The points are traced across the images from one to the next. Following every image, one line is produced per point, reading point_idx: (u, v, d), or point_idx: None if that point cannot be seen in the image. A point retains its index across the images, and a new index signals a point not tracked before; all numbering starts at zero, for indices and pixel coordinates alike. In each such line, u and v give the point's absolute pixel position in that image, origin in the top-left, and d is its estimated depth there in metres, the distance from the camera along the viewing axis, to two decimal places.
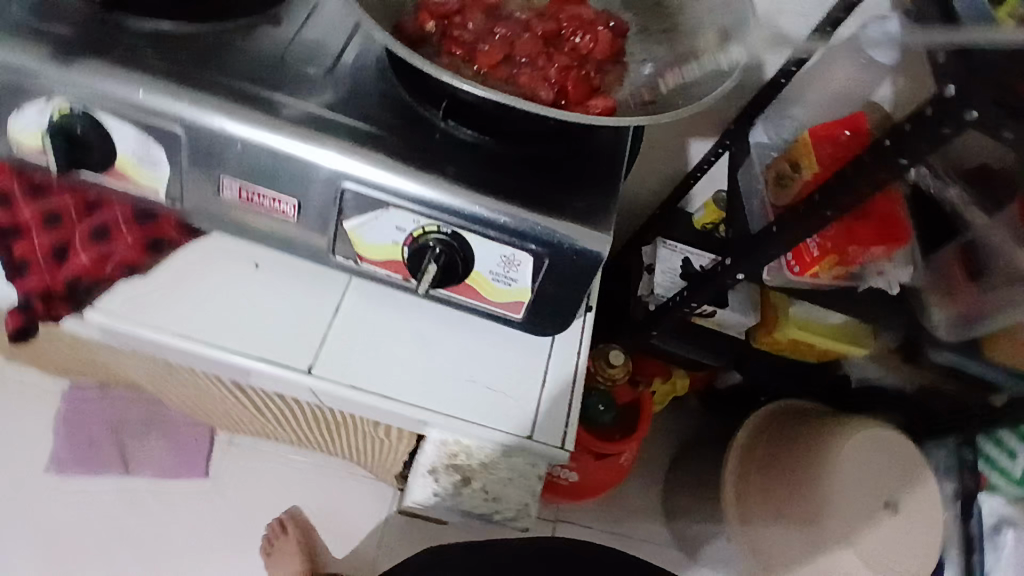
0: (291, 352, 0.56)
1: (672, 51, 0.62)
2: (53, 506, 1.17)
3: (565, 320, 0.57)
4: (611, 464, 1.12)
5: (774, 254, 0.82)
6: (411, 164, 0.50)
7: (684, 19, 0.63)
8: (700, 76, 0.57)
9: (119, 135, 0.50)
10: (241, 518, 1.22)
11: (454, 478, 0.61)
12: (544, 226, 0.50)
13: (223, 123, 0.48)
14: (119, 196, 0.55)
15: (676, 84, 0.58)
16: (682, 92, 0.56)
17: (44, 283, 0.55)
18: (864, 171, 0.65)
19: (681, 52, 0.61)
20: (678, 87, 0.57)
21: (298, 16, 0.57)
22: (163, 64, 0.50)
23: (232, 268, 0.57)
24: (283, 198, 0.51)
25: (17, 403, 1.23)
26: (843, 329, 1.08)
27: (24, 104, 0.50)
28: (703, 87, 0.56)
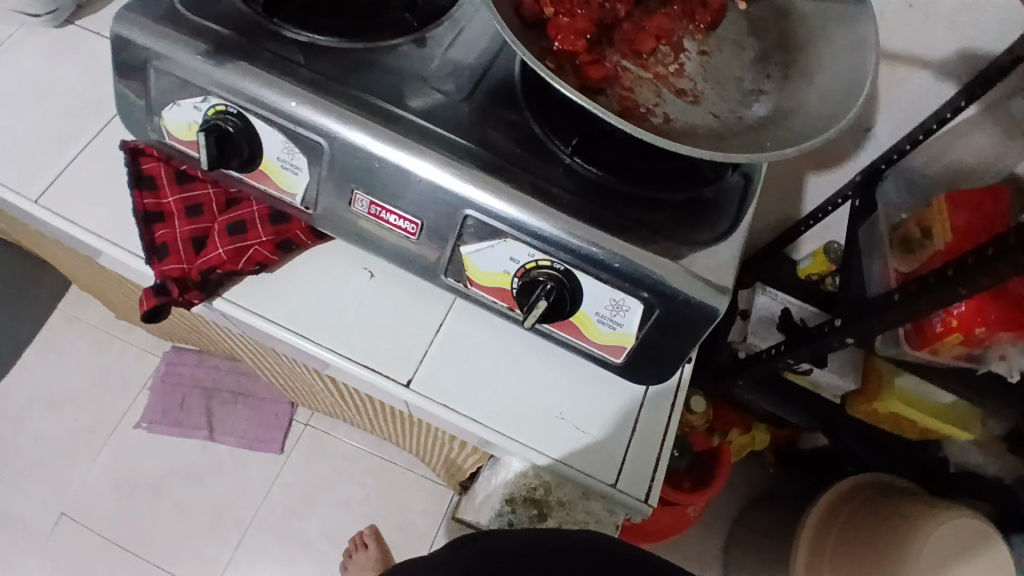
0: (392, 363, 0.57)
1: (784, 88, 0.55)
2: (144, 456, 1.27)
3: (665, 372, 0.55)
4: (676, 512, 1.09)
5: (886, 324, 0.76)
6: (533, 198, 0.50)
7: (810, 58, 0.56)
8: (801, 121, 0.50)
9: (267, 139, 0.53)
10: (304, 497, 1.28)
11: (529, 511, 0.63)
12: (660, 276, 0.49)
13: (360, 139, 0.50)
14: (258, 194, 0.59)
15: (775, 127, 0.51)
16: (775, 136, 0.50)
17: (179, 267, 0.58)
18: (1005, 256, 0.58)
19: (795, 91, 0.54)
20: (776, 128, 0.50)
21: (442, 38, 0.59)
22: (310, 76, 0.53)
23: (350, 276, 0.61)
24: (407, 217, 0.53)
25: (127, 356, 1.35)
26: (952, 410, 0.98)
27: (182, 99, 0.54)
28: (802, 135, 0.49)
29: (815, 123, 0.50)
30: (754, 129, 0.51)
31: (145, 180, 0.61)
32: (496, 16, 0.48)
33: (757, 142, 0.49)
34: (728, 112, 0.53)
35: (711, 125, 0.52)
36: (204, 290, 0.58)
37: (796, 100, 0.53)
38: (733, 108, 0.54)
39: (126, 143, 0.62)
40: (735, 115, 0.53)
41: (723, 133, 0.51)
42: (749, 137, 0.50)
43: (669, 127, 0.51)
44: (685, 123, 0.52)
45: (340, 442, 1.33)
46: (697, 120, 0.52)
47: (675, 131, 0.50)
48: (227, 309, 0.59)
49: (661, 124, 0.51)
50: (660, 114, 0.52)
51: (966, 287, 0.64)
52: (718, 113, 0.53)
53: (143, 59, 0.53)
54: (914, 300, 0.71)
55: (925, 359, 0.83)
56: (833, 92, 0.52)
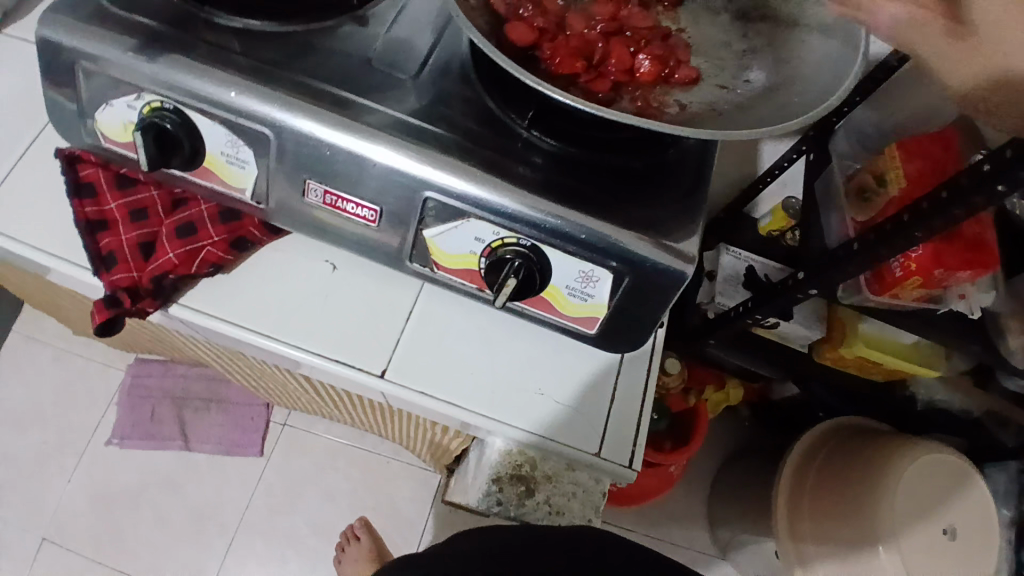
0: (363, 355, 0.56)
1: (772, 44, 0.56)
2: (118, 473, 1.23)
3: (640, 338, 0.55)
4: (660, 472, 1.12)
5: (849, 273, 0.78)
6: (493, 175, 0.49)
7: (789, 10, 0.57)
8: (811, 67, 0.52)
9: (210, 135, 0.51)
10: (290, 497, 1.26)
11: (517, 489, 0.61)
12: (627, 243, 0.48)
13: (310, 127, 0.48)
14: (206, 193, 0.56)
15: (784, 85, 0.52)
16: (797, 90, 0.51)
17: (129, 276, 0.56)
18: (961, 197, 0.61)
19: (784, 47, 0.55)
20: (792, 85, 0.51)
21: (385, 14, 0.56)
22: (250, 64, 0.50)
23: (313, 270, 0.59)
24: (366, 205, 0.51)
25: (89, 373, 1.29)
26: (915, 349, 1.02)
27: (114, 98, 0.51)
28: (825, 82, 0.50)
29: (823, 68, 0.51)
30: (761, 93, 0.52)
31: (83, 187, 0.58)
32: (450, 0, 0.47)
33: (785, 100, 0.50)
34: (732, 79, 0.54)
35: (724, 99, 0.52)
36: (158, 297, 0.56)
37: (789, 55, 0.54)
38: (734, 75, 0.55)
39: (61, 150, 0.58)
40: (741, 81, 0.54)
41: (742, 103, 0.51)
42: (770, 98, 0.51)
43: (688, 114, 0.50)
44: (701, 104, 0.52)
45: (323, 439, 1.31)
46: (709, 97, 0.52)
47: (694, 117, 0.50)
48: (184, 315, 0.57)
49: (680, 113, 0.50)
50: (675, 104, 0.51)
51: (924, 231, 0.66)
52: (723, 83, 0.54)
53: (68, 59, 0.50)
54: (873, 247, 0.73)
55: (887, 304, 0.85)
56: (829, 37, 0.53)
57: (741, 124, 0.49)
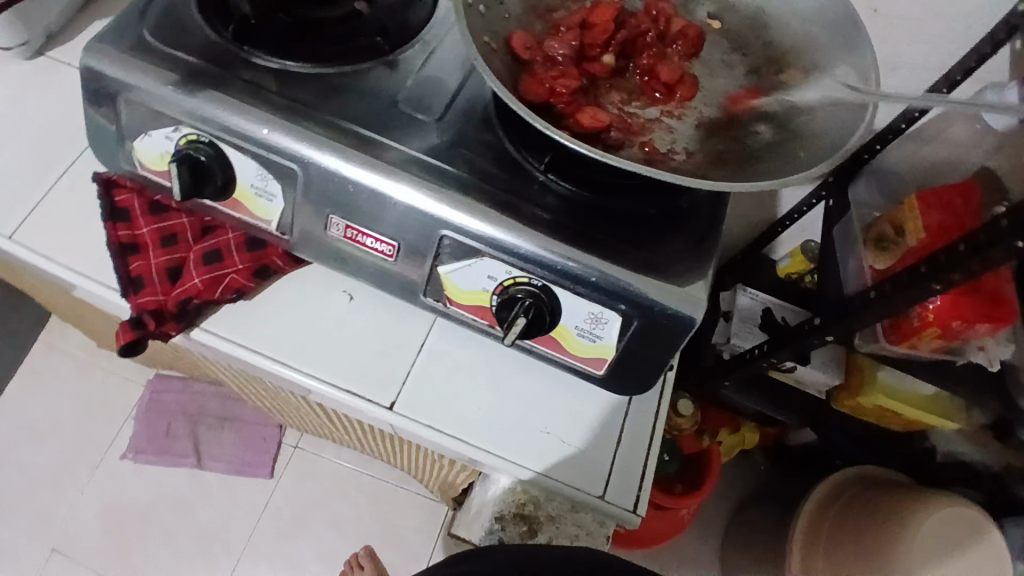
0: (375, 387, 0.57)
1: (783, 93, 0.57)
2: (130, 486, 1.25)
3: (648, 381, 0.55)
4: (669, 515, 1.09)
5: (866, 321, 0.78)
6: (509, 216, 0.50)
7: (799, 63, 0.59)
8: (821, 119, 0.53)
9: (240, 167, 0.53)
10: (297, 519, 1.26)
11: (519, 528, 0.61)
12: (636, 288, 0.49)
13: (335, 165, 0.51)
14: (233, 222, 0.58)
15: (791, 134, 0.53)
16: (805, 143, 0.51)
17: (156, 298, 0.58)
18: (978, 250, 0.61)
19: (795, 96, 0.56)
20: (800, 135, 0.52)
21: (414, 60, 0.59)
22: (281, 102, 0.53)
23: (330, 301, 0.60)
24: (384, 240, 0.53)
25: (110, 385, 1.32)
26: (935, 401, 0.99)
27: (153, 129, 0.54)
28: (833, 135, 0.51)
29: (832, 117, 0.52)
30: (769, 142, 0.53)
31: (118, 212, 0.60)
32: (472, 49, 0.49)
33: (790, 150, 0.51)
34: (739, 128, 0.56)
35: (730, 146, 0.54)
36: (182, 320, 0.58)
37: (799, 103, 0.55)
38: (743, 123, 0.56)
39: (99, 175, 0.61)
40: (748, 132, 0.55)
41: (750, 151, 0.53)
42: (778, 149, 0.52)
43: (694, 160, 0.52)
44: (707, 152, 0.53)
45: (332, 463, 1.32)
46: (716, 146, 0.54)
47: (699, 164, 0.52)
48: (205, 338, 0.59)
49: (686, 160, 0.52)
50: (681, 149, 0.54)
51: (940, 282, 0.66)
52: (731, 132, 0.55)
53: (114, 92, 0.53)
54: (889, 295, 0.72)
55: (905, 354, 0.84)
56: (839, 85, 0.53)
57: (745, 177, 0.50)
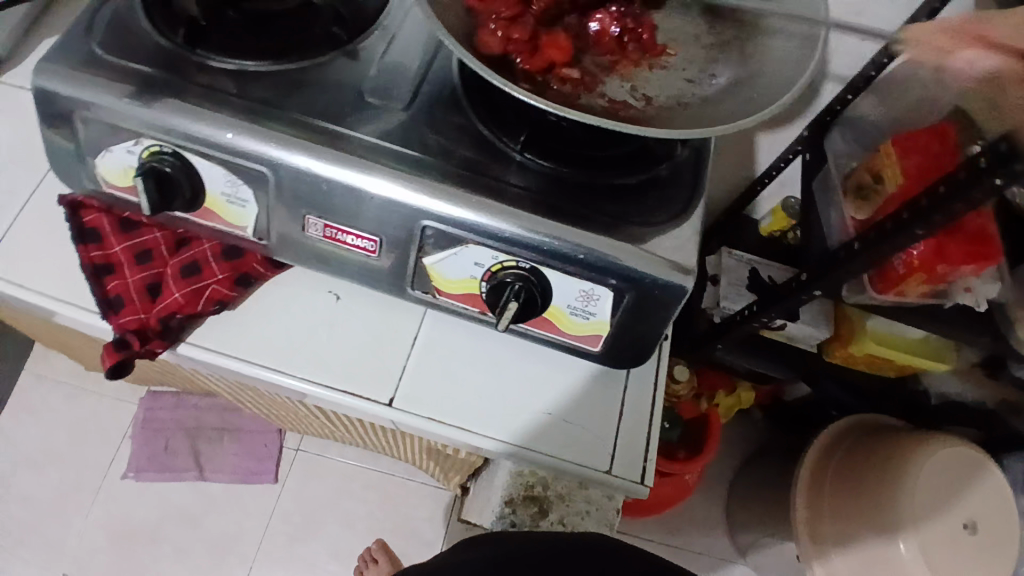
0: (371, 385, 0.56)
1: (741, 38, 0.58)
2: (134, 507, 1.24)
3: (644, 353, 0.55)
4: (676, 481, 1.09)
5: (853, 271, 0.79)
6: (491, 200, 0.49)
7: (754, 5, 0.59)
8: (773, 66, 0.55)
9: (209, 175, 0.52)
10: (308, 521, 1.27)
11: (530, 511, 0.59)
12: (626, 261, 0.49)
13: (306, 163, 0.49)
14: (209, 232, 0.57)
15: (748, 80, 0.55)
16: (758, 87, 0.54)
17: (137, 318, 0.56)
18: (959, 192, 0.62)
19: (753, 42, 0.57)
20: (754, 80, 0.54)
21: (375, 47, 0.57)
22: (243, 103, 0.51)
23: (316, 301, 0.58)
24: (366, 236, 0.52)
25: (101, 408, 1.30)
26: (922, 343, 1.02)
27: (113, 144, 0.52)
28: (784, 81, 0.53)
29: (784, 66, 0.54)
30: (730, 87, 0.55)
31: (88, 233, 0.58)
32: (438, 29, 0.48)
33: (746, 96, 0.53)
34: (698, 74, 0.56)
35: (690, 93, 0.55)
36: (167, 337, 0.55)
37: (756, 52, 0.56)
38: (701, 69, 0.57)
39: (65, 197, 0.59)
40: (707, 77, 0.56)
41: (708, 99, 0.54)
42: (732, 96, 0.54)
43: (654, 106, 0.53)
44: (666, 100, 0.54)
45: (336, 463, 1.31)
46: (675, 91, 0.55)
47: (660, 110, 0.53)
48: (192, 354, 0.56)
49: (645, 106, 0.53)
50: (641, 96, 0.54)
51: (924, 227, 0.67)
52: (690, 77, 0.56)
53: (67, 108, 0.51)
54: (875, 245, 0.74)
55: (892, 301, 0.85)
56: (794, 36, 0.56)
57: (700, 122, 0.51)
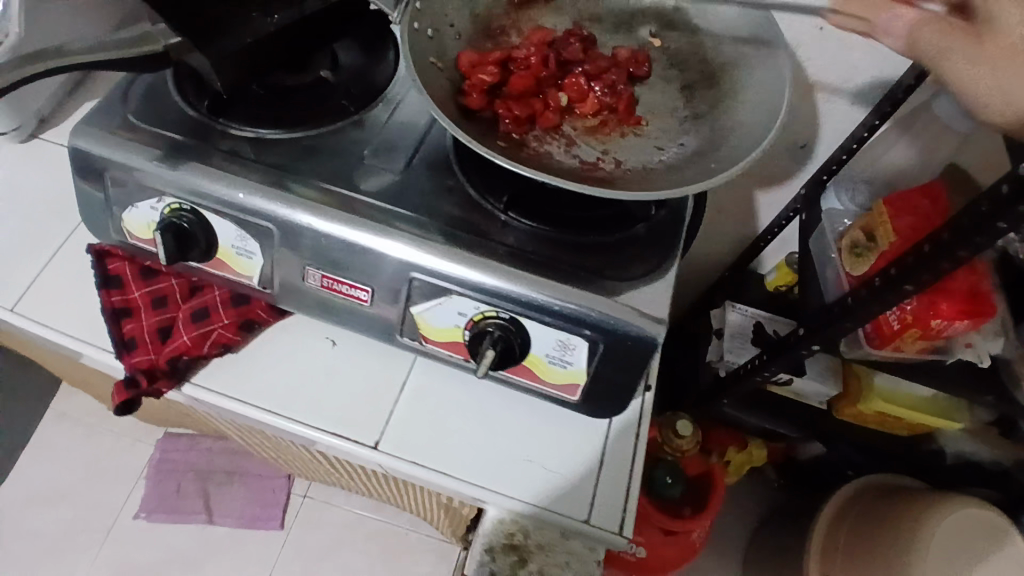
0: (359, 428, 0.58)
1: (713, 110, 0.62)
2: (142, 548, 1.26)
3: (622, 403, 0.57)
4: (682, 540, 1.05)
5: (848, 326, 0.79)
6: (473, 254, 0.53)
7: (729, 77, 0.63)
8: (736, 138, 0.58)
9: (222, 229, 0.57)
10: (310, 570, 1.27)
11: (510, 559, 0.58)
12: (599, 313, 0.51)
13: (306, 220, 0.54)
14: (219, 280, 0.61)
15: (714, 148, 0.58)
16: (716, 157, 0.57)
17: (148, 358, 0.60)
18: (944, 249, 0.63)
19: (724, 112, 0.61)
20: (716, 150, 0.58)
21: (380, 117, 0.63)
22: (256, 166, 0.57)
23: (313, 346, 0.62)
24: (358, 286, 0.56)
25: (120, 448, 1.35)
26: (933, 401, 1.00)
27: (139, 201, 0.58)
28: (743, 151, 0.56)
29: (750, 135, 0.57)
30: (697, 153, 0.59)
31: (111, 280, 0.64)
32: (428, 102, 0.53)
33: (705, 166, 0.56)
34: (669, 143, 0.61)
35: (658, 159, 0.59)
36: (174, 377, 0.59)
37: (725, 124, 0.60)
38: (672, 138, 0.61)
39: (94, 247, 0.65)
40: (675, 146, 0.60)
41: (673, 166, 0.58)
42: (696, 162, 0.57)
43: (623, 170, 0.58)
44: (638, 165, 0.59)
45: (342, 511, 1.32)
46: (644, 157, 0.59)
47: (627, 173, 0.57)
48: (197, 393, 0.60)
49: (615, 169, 0.58)
50: (612, 160, 0.59)
51: (912, 283, 0.68)
52: (661, 146, 0.60)
53: (100, 168, 0.57)
54: (866, 300, 0.75)
55: (891, 357, 0.84)
56: (762, 107, 0.59)
57: (663, 185, 0.55)
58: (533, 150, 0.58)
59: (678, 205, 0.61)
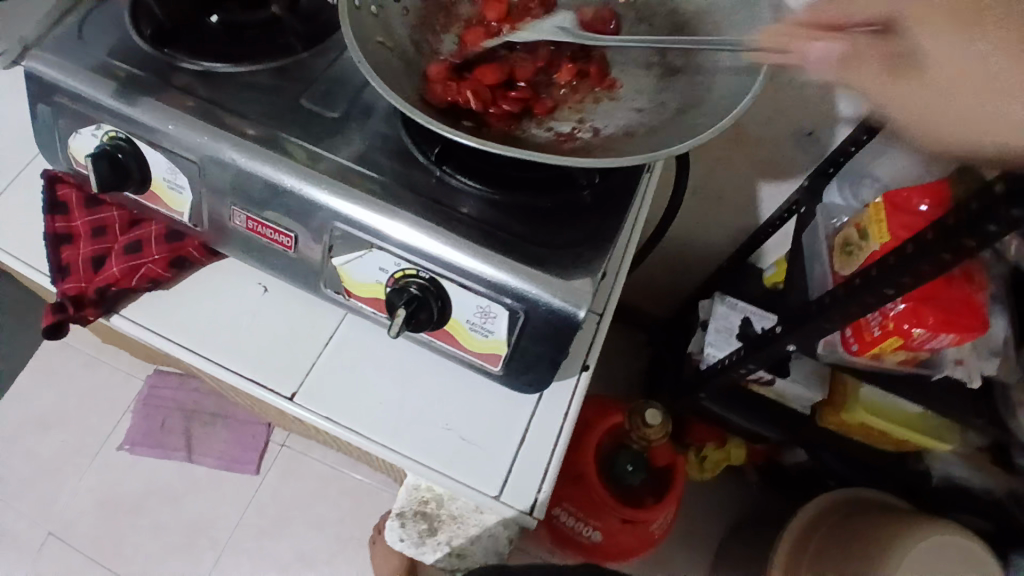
0: (278, 377, 0.57)
1: (691, 62, 0.58)
2: (123, 478, 1.30)
3: (545, 379, 0.54)
4: (641, 530, 1.03)
5: (826, 328, 0.74)
6: (397, 208, 0.50)
7: (703, 26, 0.58)
8: (719, 88, 0.53)
9: (154, 161, 0.55)
10: (279, 516, 1.29)
11: (420, 527, 0.58)
12: (519, 281, 0.48)
13: (234, 158, 0.52)
14: (156, 216, 0.61)
15: (696, 103, 0.54)
16: (704, 111, 0.52)
17: (79, 286, 0.59)
18: (927, 251, 0.56)
19: (702, 65, 0.56)
20: (700, 106, 0.53)
21: (328, 60, 0.61)
22: (189, 100, 0.55)
23: (243, 291, 0.61)
24: (284, 232, 0.54)
25: (111, 380, 1.38)
26: (921, 421, 0.93)
27: (83, 128, 0.56)
28: (731, 102, 0.51)
29: (735, 88, 0.52)
30: (681, 109, 0.54)
31: (58, 205, 0.63)
32: (353, 45, 0.50)
33: (692, 121, 0.52)
34: (651, 102, 0.56)
35: (637, 121, 0.55)
36: (100, 306, 0.59)
37: (705, 74, 0.56)
38: (653, 95, 0.57)
39: (48, 173, 0.64)
40: (656, 104, 0.56)
41: (657, 125, 0.54)
42: (680, 120, 0.53)
43: (600, 138, 0.54)
44: (616, 130, 0.55)
45: (316, 464, 1.34)
46: (623, 121, 0.56)
47: (604, 141, 0.54)
48: (124, 325, 0.60)
49: (592, 138, 0.54)
50: (589, 128, 0.55)
51: (890, 287, 0.62)
52: (640, 106, 0.56)
53: (52, 91, 0.56)
54: (844, 302, 0.69)
55: (871, 365, 0.79)
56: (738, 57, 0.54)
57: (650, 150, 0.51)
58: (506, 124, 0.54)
59: (627, 174, 0.58)
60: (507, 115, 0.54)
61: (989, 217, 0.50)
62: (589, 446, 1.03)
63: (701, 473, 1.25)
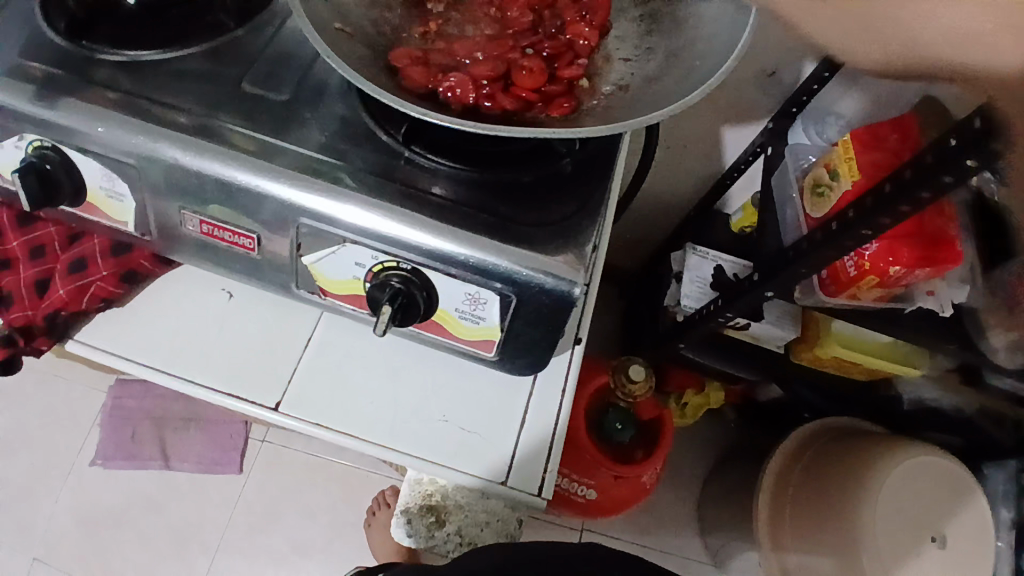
0: (258, 387, 0.54)
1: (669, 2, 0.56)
2: (99, 494, 1.24)
3: (541, 358, 0.52)
4: (632, 483, 1.05)
5: (804, 272, 0.75)
6: (368, 197, 0.47)
7: None
8: (707, 25, 0.52)
9: (86, 169, 0.49)
10: (269, 511, 1.27)
11: (427, 519, 0.59)
12: (508, 263, 0.46)
13: (176, 157, 0.47)
14: (97, 228, 0.55)
15: (684, 46, 0.53)
16: (698, 52, 0.51)
17: (25, 314, 0.54)
18: (905, 190, 0.57)
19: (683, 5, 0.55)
20: (692, 46, 0.52)
21: (267, 37, 0.55)
22: (117, 95, 0.49)
23: (207, 300, 0.57)
24: (244, 234, 0.50)
25: (71, 395, 1.30)
26: (891, 349, 0.97)
27: (2, 140, 0.50)
28: (724, 45, 0.50)
29: (721, 30, 0.51)
30: (674, 53, 0.53)
31: None
32: (306, 26, 0.46)
33: (688, 64, 0.51)
34: (637, 52, 0.55)
35: (631, 75, 0.53)
36: (52, 333, 0.54)
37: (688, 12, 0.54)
38: (636, 43, 0.55)
39: None
40: (643, 52, 0.54)
41: (652, 74, 0.53)
42: (673, 67, 0.52)
43: (595, 97, 0.52)
44: (615, 86, 0.52)
45: (300, 454, 1.31)
46: (616, 75, 0.54)
47: (602, 100, 0.52)
48: (81, 351, 0.55)
49: (590, 97, 0.52)
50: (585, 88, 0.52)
51: (869, 229, 0.63)
52: (627, 56, 0.55)
53: None
54: (823, 245, 0.69)
55: (847, 304, 0.81)
56: None
57: (655, 103, 0.49)
58: (497, 95, 0.49)
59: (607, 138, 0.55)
60: (504, 106, 0.49)
61: (947, 166, 0.52)
62: (579, 408, 1.04)
63: (682, 420, 1.29)
